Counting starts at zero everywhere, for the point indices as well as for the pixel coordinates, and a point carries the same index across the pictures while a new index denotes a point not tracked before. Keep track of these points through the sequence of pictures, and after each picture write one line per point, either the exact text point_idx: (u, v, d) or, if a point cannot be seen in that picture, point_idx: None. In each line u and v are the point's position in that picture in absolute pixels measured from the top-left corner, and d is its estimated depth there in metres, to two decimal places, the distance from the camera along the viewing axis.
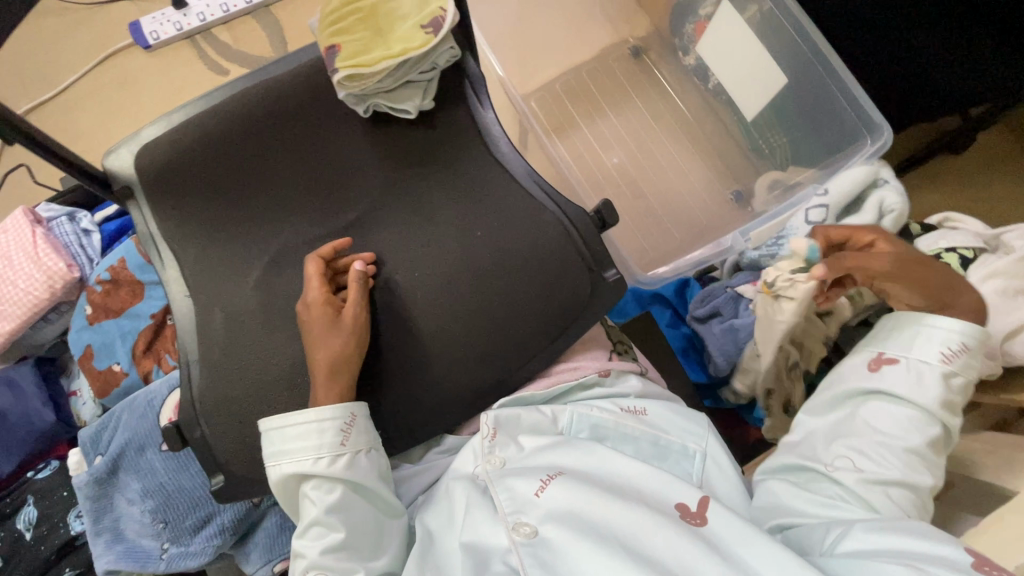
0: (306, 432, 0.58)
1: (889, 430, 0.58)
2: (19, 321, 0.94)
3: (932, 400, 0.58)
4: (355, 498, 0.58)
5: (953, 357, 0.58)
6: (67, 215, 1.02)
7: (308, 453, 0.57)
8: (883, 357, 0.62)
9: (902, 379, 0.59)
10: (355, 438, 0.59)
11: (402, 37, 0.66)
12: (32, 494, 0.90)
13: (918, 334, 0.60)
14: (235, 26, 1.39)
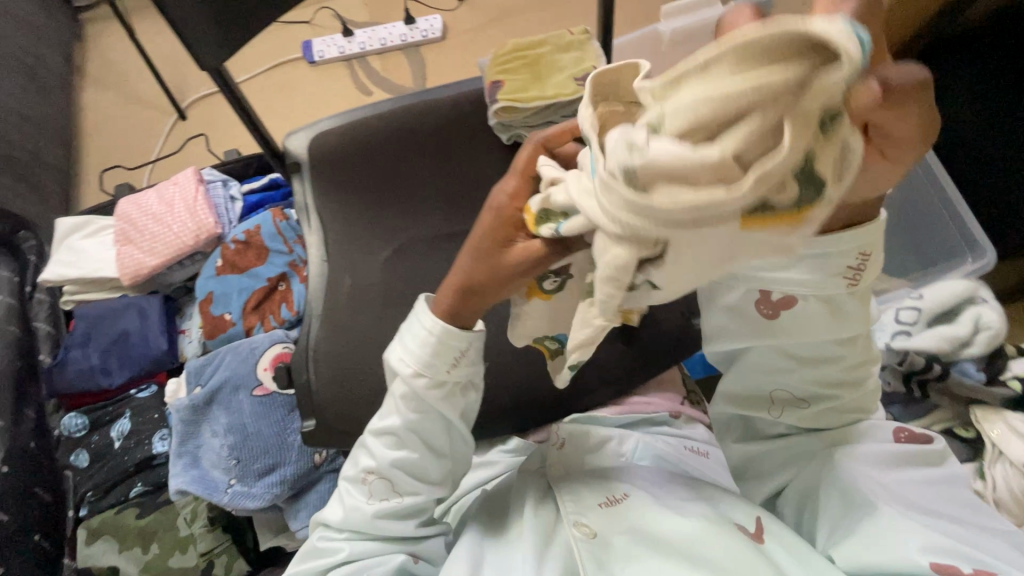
0: (421, 342, 0.53)
1: (814, 367, 0.52)
2: (163, 259, 1.08)
3: (846, 330, 0.49)
4: (434, 419, 0.56)
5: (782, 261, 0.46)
6: (222, 181, 1.17)
7: (412, 364, 0.53)
8: (775, 299, 0.48)
9: (815, 316, 0.48)
10: (460, 368, 0.54)
11: (557, 84, 0.78)
12: (129, 409, 1.01)
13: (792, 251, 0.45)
14: (387, 57, 1.61)
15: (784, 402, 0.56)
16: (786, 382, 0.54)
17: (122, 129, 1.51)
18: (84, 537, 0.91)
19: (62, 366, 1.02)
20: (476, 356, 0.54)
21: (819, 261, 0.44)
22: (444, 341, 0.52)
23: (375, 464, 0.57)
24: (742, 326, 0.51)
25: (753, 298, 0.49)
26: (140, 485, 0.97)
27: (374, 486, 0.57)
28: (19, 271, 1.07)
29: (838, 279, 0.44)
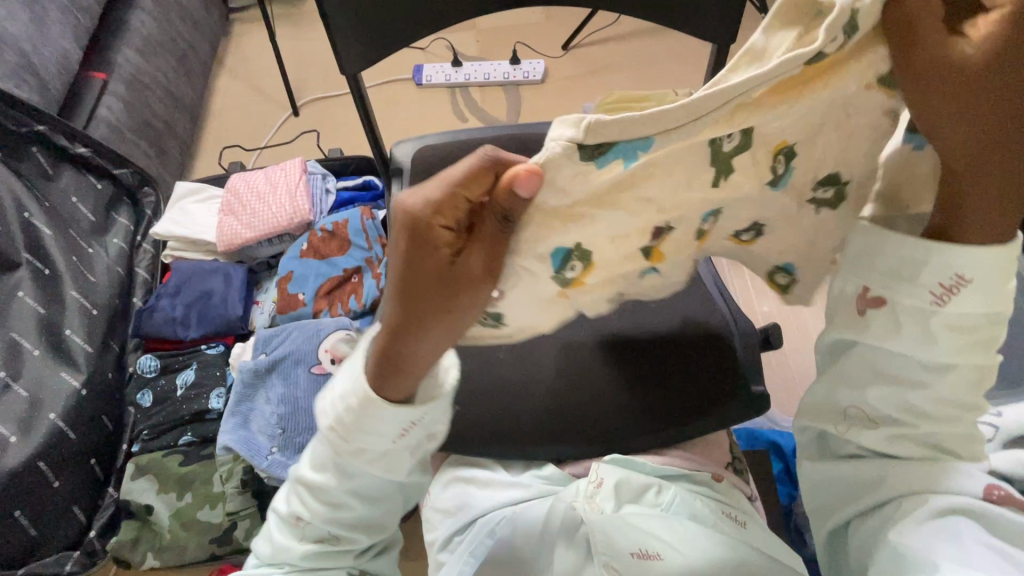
0: (349, 407, 0.50)
1: (909, 389, 0.52)
2: (256, 234, 1.17)
3: (945, 355, 0.50)
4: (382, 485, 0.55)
5: (947, 294, 0.47)
6: (321, 174, 1.27)
7: (341, 427, 0.51)
8: (869, 296, 0.51)
9: (900, 323, 0.50)
10: (405, 440, 0.51)
11: None
12: (197, 362, 1.08)
13: (919, 261, 0.47)
14: (488, 90, 1.72)
15: (872, 430, 0.55)
16: (880, 405, 0.54)
17: (243, 116, 1.67)
18: (131, 471, 0.97)
19: (150, 312, 1.11)
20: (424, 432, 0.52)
21: (912, 263, 0.48)
22: (371, 412, 0.49)
23: (309, 513, 0.55)
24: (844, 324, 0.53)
25: (849, 292, 0.52)
26: (189, 435, 1.02)
27: (306, 529, 0.55)
28: (135, 223, 1.21)
29: (923, 288, 0.48)
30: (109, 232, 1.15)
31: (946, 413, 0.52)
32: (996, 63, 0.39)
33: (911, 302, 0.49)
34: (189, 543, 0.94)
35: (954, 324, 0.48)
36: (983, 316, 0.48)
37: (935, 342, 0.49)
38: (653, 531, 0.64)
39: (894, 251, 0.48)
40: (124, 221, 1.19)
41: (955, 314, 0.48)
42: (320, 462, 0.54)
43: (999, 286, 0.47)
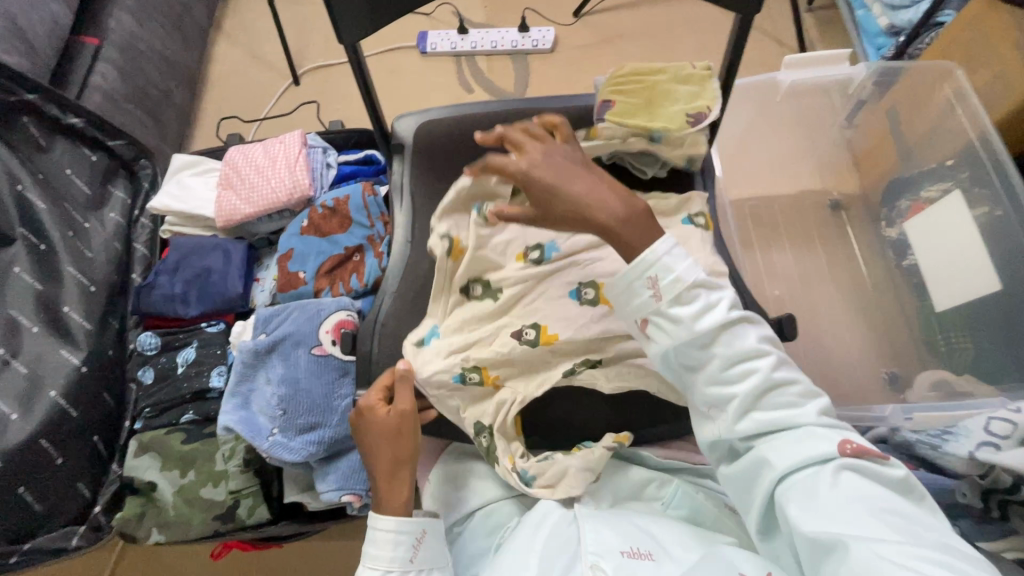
0: (376, 544, 0.65)
1: (699, 373, 0.59)
2: (255, 209, 1.14)
3: (705, 329, 0.57)
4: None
5: (662, 286, 0.58)
6: (321, 148, 1.23)
7: (382, 567, 0.64)
8: (644, 326, 0.61)
9: (673, 326, 0.59)
10: (423, 555, 0.65)
11: (669, 113, 0.79)
12: (197, 340, 1.07)
13: (638, 291, 0.60)
14: (495, 60, 1.64)
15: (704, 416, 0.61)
16: (696, 394, 0.60)
17: (241, 84, 1.61)
18: (135, 449, 0.98)
19: (149, 289, 1.09)
20: (436, 540, 0.66)
21: (633, 292, 0.60)
22: (388, 534, 0.65)
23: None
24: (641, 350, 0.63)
25: (645, 330, 0.61)
26: (191, 413, 1.01)
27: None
28: (132, 196, 1.18)
29: (642, 294, 0.59)
30: (105, 206, 1.12)
31: (745, 371, 0.57)
32: (544, 216, 0.63)
33: (649, 310, 0.60)
34: (193, 520, 0.94)
35: (680, 311, 0.58)
36: (693, 290, 0.58)
37: (674, 331, 0.58)
38: (653, 529, 0.62)
39: (630, 292, 0.60)
40: (121, 194, 1.16)
41: (681, 300, 0.58)
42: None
43: (692, 287, 0.59)
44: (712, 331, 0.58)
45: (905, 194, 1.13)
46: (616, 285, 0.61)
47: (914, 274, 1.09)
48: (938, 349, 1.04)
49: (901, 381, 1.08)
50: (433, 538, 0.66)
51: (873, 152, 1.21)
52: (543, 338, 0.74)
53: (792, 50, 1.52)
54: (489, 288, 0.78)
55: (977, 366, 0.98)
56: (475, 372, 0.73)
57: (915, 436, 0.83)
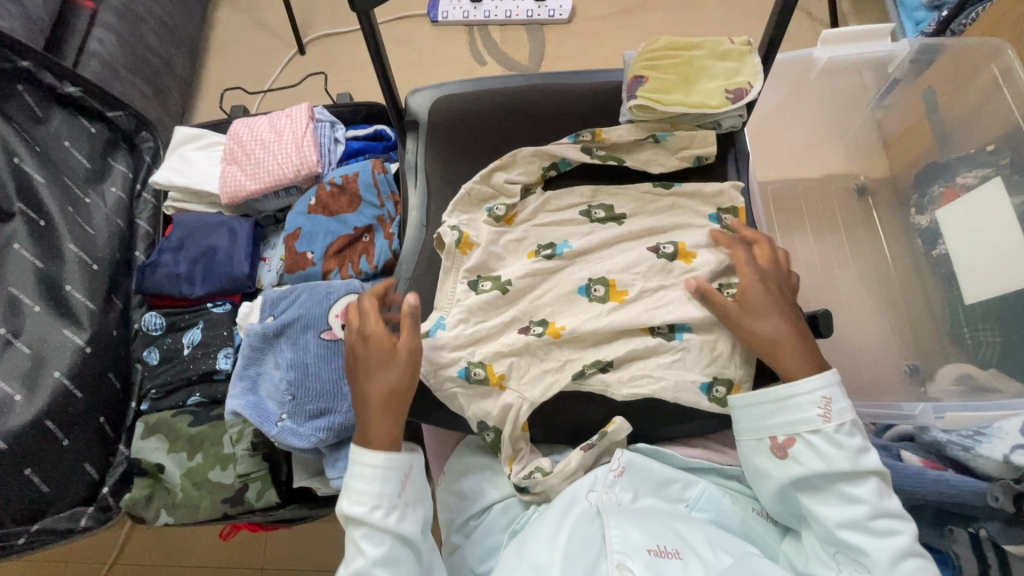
0: (362, 476, 0.63)
1: (835, 509, 0.59)
2: (261, 185, 1.10)
3: (846, 464, 0.59)
4: (405, 550, 0.63)
5: (828, 412, 0.61)
6: (330, 123, 1.18)
7: (369, 502, 0.63)
8: (780, 441, 0.63)
9: (815, 448, 0.61)
10: (410, 489, 0.65)
11: (704, 92, 0.74)
12: (203, 321, 1.04)
13: (789, 404, 0.63)
14: (509, 31, 1.57)
15: (820, 553, 0.60)
16: (821, 527, 0.60)
17: (245, 53, 1.55)
18: (141, 431, 0.96)
19: (153, 268, 1.06)
20: (419, 474, 0.67)
21: (788, 408, 0.63)
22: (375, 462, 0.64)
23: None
24: (770, 471, 0.63)
25: (767, 445, 0.63)
26: (198, 395, 1.00)
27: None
28: (133, 169, 1.14)
29: (806, 411, 0.62)
30: (106, 179, 1.08)
31: (883, 526, 0.57)
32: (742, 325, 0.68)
33: (804, 424, 0.62)
34: (201, 503, 0.93)
35: (837, 443, 0.60)
36: (851, 427, 0.61)
37: (828, 457, 0.60)
38: (682, 529, 0.60)
39: (773, 405, 0.63)
40: (122, 167, 1.11)
41: (834, 431, 0.61)
42: (352, 553, 0.62)
43: (850, 436, 0.61)
44: (861, 475, 0.59)
45: (938, 179, 1.06)
46: (774, 395, 0.63)
47: (944, 263, 1.03)
48: (963, 342, 0.98)
49: (923, 374, 1.03)
50: (417, 472, 0.66)
51: (907, 136, 1.15)
52: (550, 330, 0.71)
53: (824, 24, 1.43)
54: (498, 281, 0.74)
55: (1004, 360, 0.92)
56: (480, 367, 0.69)
57: (946, 436, 0.79)
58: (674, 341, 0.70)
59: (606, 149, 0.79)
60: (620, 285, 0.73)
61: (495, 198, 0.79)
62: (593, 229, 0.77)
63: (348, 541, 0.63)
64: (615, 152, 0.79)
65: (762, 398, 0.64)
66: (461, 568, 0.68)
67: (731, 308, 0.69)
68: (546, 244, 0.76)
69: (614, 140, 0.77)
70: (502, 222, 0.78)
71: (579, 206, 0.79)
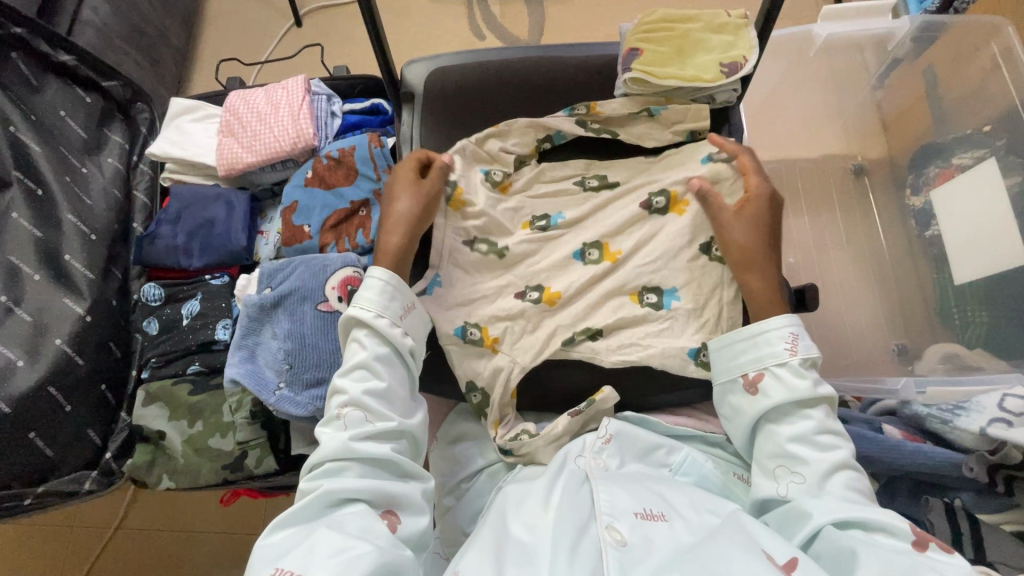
0: (374, 287, 0.68)
1: (788, 430, 0.62)
2: (258, 157, 1.10)
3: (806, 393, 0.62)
4: (398, 361, 0.67)
5: (795, 345, 0.64)
6: (326, 95, 1.17)
7: (372, 309, 0.67)
8: (751, 377, 0.65)
9: (780, 381, 0.64)
10: (411, 317, 0.69)
11: (698, 65, 0.74)
12: (202, 293, 1.05)
13: (759, 339, 0.66)
14: (508, 4, 1.54)
15: (768, 472, 0.62)
16: (773, 445, 0.62)
17: (241, 24, 1.53)
18: (142, 399, 0.98)
19: (151, 239, 1.06)
20: (421, 313, 0.70)
21: (761, 342, 0.66)
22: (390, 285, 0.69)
23: (347, 396, 0.63)
24: (742, 408, 0.65)
25: (739, 383, 0.66)
26: (197, 364, 1.01)
27: (349, 417, 0.62)
28: (130, 140, 1.13)
29: (777, 344, 0.65)
30: (103, 150, 1.08)
31: (828, 444, 0.61)
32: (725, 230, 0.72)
33: (773, 357, 0.65)
34: (202, 469, 0.95)
35: (801, 373, 0.63)
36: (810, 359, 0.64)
37: (791, 385, 0.62)
38: (667, 493, 0.62)
39: (750, 346, 0.66)
40: (118, 138, 1.11)
41: (797, 361, 0.64)
42: (353, 352, 0.66)
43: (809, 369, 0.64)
44: (815, 401, 0.63)
45: (935, 159, 1.05)
46: (748, 332, 0.67)
47: (935, 244, 1.03)
48: (949, 321, 1.00)
49: (910, 353, 1.05)
50: (417, 312, 0.70)
51: (906, 115, 1.14)
52: (546, 296, 0.74)
53: None
54: (494, 246, 0.76)
55: (991, 340, 0.94)
56: (477, 328, 0.73)
57: (925, 409, 0.81)
58: (661, 311, 0.73)
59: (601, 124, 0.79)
60: (614, 247, 0.76)
61: (493, 163, 0.79)
62: (587, 198, 0.79)
63: (349, 341, 0.67)
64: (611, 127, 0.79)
65: (737, 338, 0.67)
66: (453, 530, 0.71)
67: (728, 211, 0.72)
68: (541, 216, 0.79)
69: (609, 114, 0.78)
70: (498, 188, 0.79)
71: (574, 176, 0.80)
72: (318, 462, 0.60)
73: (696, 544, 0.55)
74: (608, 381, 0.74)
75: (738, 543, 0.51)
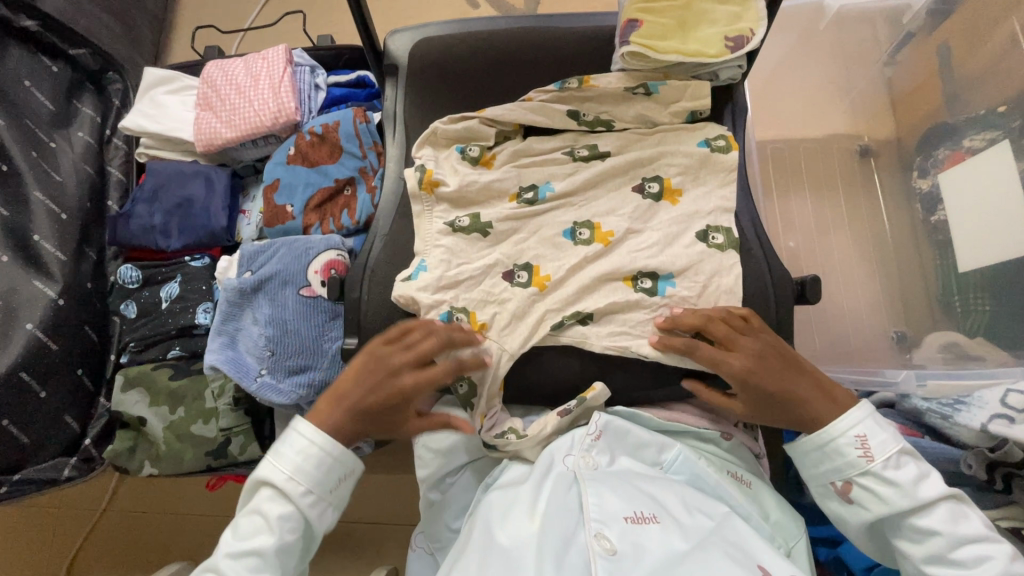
0: (307, 455, 0.64)
1: (914, 546, 0.60)
2: (238, 133, 1.05)
3: (910, 499, 0.59)
4: (300, 544, 0.64)
5: (871, 452, 0.61)
6: (309, 67, 1.11)
7: (303, 483, 0.63)
8: (840, 488, 0.63)
9: (876, 489, 0.61)
10: (340, 491, 0.66)
11: (701, 40, 0.69)
12: (181, 275, 1.01)
13: (829, 456, 0.63)
14: None
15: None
16: (911, 566, 0.61)
17: None
18: (121, 383, 0.95)
19: (126, 219, 1.02)
20: (350, 485, 0.67)
21: (829, 459, 0.63)
22: (327, 462, 0.64)
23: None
24: (846, 516, 0.64)
25: (830, 493, 0.64)
26: (178, 349, 0.98)
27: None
28: (102, 113, 1.07)
29: (851, 458, 0.62)
30: (72, 124, 1.02)
31: (967, 552, 0.58)
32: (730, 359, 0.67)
33: (853, 467, 0.62)
34: (185, 456, 0.93)
35: (891, 480, 0.60)
36: (897, 455, 0.61)
37: (886, 498, 0.60)
38: (657, 494, 0.61)
39: (825, 462, 0.63)
40: (89, 111, 1.05)
41: (882, 465, 0.61)
42: (254, 528, 0.62)
43: (898, 466, 0.61)
44: (928, 505, 0.60)
45: (943, 142, 1.00)
46: (815, 442, 0.64)
47: (941, 230, 0.99)
48: (951, 310, 0.97)
49: (909, 341, 1.03)
50: (352, 481, 0.67)
51: (916, 95, 1.07)
52: (535, 280, 0.70)
53: None
54: (478, 221, 0.72)
55: (992, 330, 0.91)
56: (463, 314, 0.69)
57: (924, 404, 0.79)
58: (656, 297, 0.69)
59: (593, 111, 0.74)
60: (606, 226, 0.72)
61: (467, 139, 0.75)
62: (577, 169, 0.74)
63: (253, 508, 0.63)
64: (604, 116, 0.75)
65: (806, 452, 0.65)
66: (439, 522, 0.70)
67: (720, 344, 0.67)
68: (528, 187, 0.74)
69: (602, 88, 0.73)
70: (478, 163, 0.74)
71: (562, 147, 0.75)
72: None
73: (688, 553, 0.55)
74: (599, 374, 0.71)
75: (730, 564, 0.53)
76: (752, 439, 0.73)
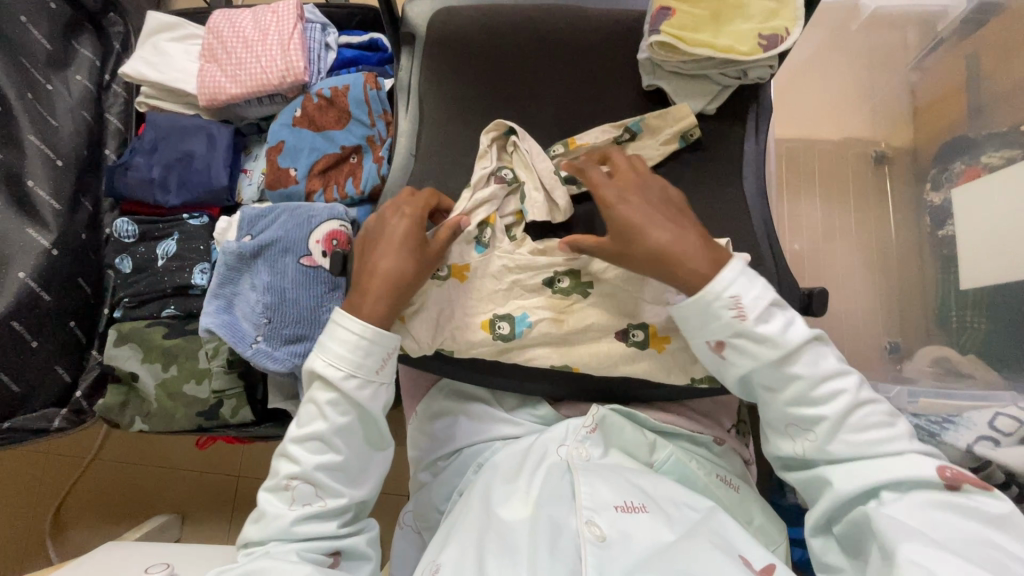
0: (349, 344, 0.61)
1: (783, 393, 0.59)
2: (242, 89, 1.01)
3: (777, 354, 0.57)
4: (360, 422, 0.63)
5: (744, 305, 0.57)
6: (321, 25, 1.07)
7: (345, 366, 0.61)
8: (717, 348, 0.59)
9: (750, 349, 0.58)
10: (389, 369, 0.63)
11: (733, 34, 0.67)
12: (178, 233, 0.99)
13: (711, 309, 0.57)
14: None
15: (783, 437, 0.61)
16: (773, 410, 0.60)
17: None
18: (114, 338, 0.94)
19: (124, 171, 0.99)
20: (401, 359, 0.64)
21: (708, 313, 0.58)
22: (368, 345, 0.61)
23: (298, 469, 0.61)
24: (723, 371, 0.61)
25: (703, 349, 0.61)
26: (173, 308, 0.97)
27: (298, 491, 0.61)
28: (101, 57, 1.03)
29: (723, 308, 0.57)
30: (70, 65, 0.98)
31: (829, 392, 0.58)
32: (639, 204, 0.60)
33: (726, 322, 0.57)
34: (176, 414, 0.92)
35: (764, 335, 0.57)
36: (763, 302, 0.57)
37: (756, 353, 0.57)
38: (648, 488, 0.61)
39: (708, 323, 0.58)
40: (87, 54, 1.01)
41: (755, 322, 0.57)
42: (311, 414, 0.63)
43: (770, 317, 0.58)
44: (795, 351, 0.58)
45: (960, 156, 0.97)
46: (698, 302, 0.57)
47: (948, 244, 0.97)
48: (948, 325, 0.96)
49: (902, 352, 1.03)
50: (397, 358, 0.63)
51: (939, 104, 1.03)
52: (653, 339, 0.65)
53: None
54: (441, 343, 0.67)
55: (988, 350, 0.90)
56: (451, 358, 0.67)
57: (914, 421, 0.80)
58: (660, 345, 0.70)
59: None
60: None
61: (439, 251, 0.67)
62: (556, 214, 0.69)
63: (309, 399, 0.63)
64: None
65: (687, 307, 0.59)
66: (430, 503, 0.72)
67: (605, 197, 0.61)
68: (503, 318, 0.65)
69: (590, 146, 0.71)
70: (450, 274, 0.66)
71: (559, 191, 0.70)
72: (262, 540, 0.61)
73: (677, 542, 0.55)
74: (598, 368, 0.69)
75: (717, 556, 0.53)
76: (740, 446, 0.74)
